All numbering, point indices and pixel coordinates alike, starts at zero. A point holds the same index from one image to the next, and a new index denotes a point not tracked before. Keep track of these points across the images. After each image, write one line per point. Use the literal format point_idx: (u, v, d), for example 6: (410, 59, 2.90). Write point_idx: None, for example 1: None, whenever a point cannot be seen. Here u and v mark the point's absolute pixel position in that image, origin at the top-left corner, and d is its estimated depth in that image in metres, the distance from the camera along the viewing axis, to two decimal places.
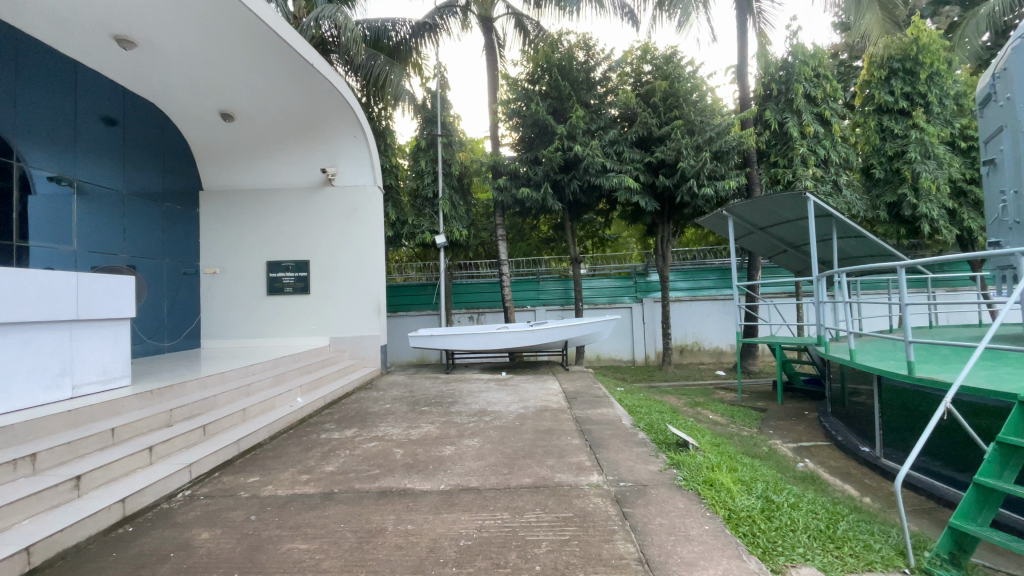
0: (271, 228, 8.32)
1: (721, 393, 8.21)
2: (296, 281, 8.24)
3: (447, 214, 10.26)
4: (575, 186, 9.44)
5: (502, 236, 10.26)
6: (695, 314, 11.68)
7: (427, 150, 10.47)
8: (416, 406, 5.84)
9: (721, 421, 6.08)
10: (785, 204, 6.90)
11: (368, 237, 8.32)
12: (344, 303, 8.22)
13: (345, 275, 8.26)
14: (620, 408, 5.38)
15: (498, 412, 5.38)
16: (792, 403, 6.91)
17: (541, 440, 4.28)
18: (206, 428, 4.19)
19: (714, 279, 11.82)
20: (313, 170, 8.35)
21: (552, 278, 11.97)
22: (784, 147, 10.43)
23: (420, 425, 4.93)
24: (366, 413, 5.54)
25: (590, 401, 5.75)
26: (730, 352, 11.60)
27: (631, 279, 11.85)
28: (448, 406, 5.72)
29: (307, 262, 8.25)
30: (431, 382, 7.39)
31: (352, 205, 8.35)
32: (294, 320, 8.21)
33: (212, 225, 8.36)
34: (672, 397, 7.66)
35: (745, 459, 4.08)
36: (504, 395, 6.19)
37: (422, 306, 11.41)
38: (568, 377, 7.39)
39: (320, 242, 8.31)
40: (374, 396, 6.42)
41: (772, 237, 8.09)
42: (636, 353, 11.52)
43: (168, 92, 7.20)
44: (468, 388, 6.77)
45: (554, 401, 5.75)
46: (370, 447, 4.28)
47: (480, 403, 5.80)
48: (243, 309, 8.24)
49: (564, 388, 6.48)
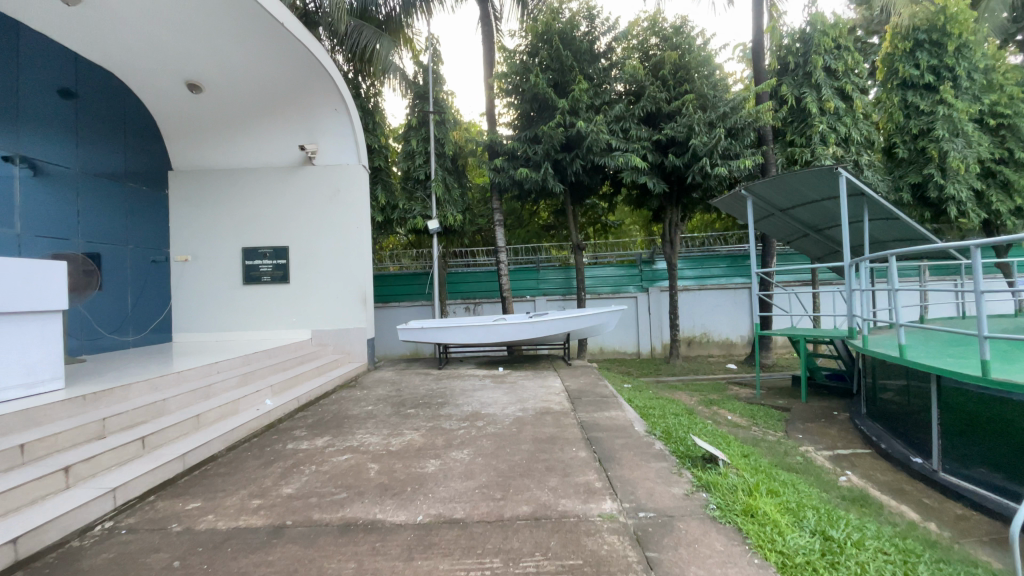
0: (246, 211, 7.61)
1: (737, 390, 7.60)
2: (274, 270, 7.54)
3: (441, 198, 9.60)
4: (577, 166, 8.68)
5: (499, 221, 9.55)
6: (704, 304, 11.03)
7: (419, 129, 9.67)
8: (401, 407, 5.22)
9: (742, 423, 5.45)
10: (813, 181, 6.22)
11: (352, 221, 7.60)
12: (326, 293, 7.54)
13: (327, 263, 7.56)
14: (630, 411, 4.74)
15: (492, 415, 4.74)
16: (817, 402, 6.29)
17: (541, 452, 3.65)
18: (146, 440, 3.56)
19: (725, 267, 11.14)
20: (291, 147, 7.61)
21: (552, 267, 11.29)
22: (801, 125, 9.64)
23: (403, 433, 4.29)
24: (344, 417, 4.92)
25: (597, 402, 5.12)
26: (740, 344, 11.00)
27: (637, 267, 11.14)
28: (437, 408, 5.09)
29: (286, 249, 7.54)
30: (421, 379, 6.74)
31: (334, 186, 7.61)
32: (273, 311, 7.53)
33: (182, 208, 7.66)
34: (683, 394, 7.04)
35: (785, 476, 3.45)
36: (501, 395, 5.56)
37: (415, 297, 10.73)
38: (570, 373, 6.75)
39: (300, 226, 7.58)
40: (356, 395, 5.80)
41: (792, 220, 7.42)
42: (641, 346, 10.88)
43: (126, 60, 6.44)
44: (461, 387, 6.13)
45: (556, 402, 5.12)
46: (340, 462, 3.64)
47: (474, 404, 5.17)
48: (218, 300, 7.57)
49: (567, 387, 5.83)
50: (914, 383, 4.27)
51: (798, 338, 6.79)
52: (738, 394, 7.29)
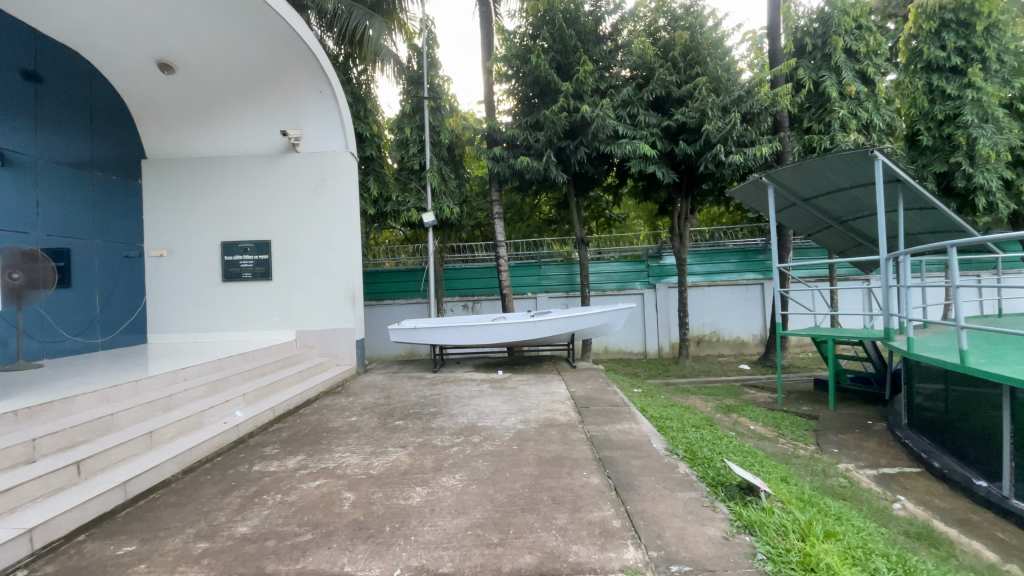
0: (226, 203, 7.04)
1: (755, 394, 7.06)
2: (256, 266, 6.97)
3: (436, 189, 8.98)
4: (582, 154, 8.09)
5: (499, 213, 8.98)
6: (714, 301, 10.48)
7: (413, 116, 9.11)
8: (389, 417, 4.69)
9: (767, 435, 4.90)
10: (843, 167, 5.68)
11: (340, 212, 7.00)
12: (311, 290, 6.97)
13: (313, 258, 6.98)
14: (646, 423, 4.20)
15: (491, 428, 4.21)
16: (847, 408, 5.75)
17: (546, 477, 3.11)
18: (83, 465, 3.03)
19: (736, 262, 10.61)
20: (273, 132, 7.03)
21: (554, 262, 10.74)
22: (820, 110, 9.06)
23: (388, 451, 3.76)
24: (324, 430, 4.38)
25: (607, 412, 4.58)
26: (752, 343, 10.47)
27: (643, 263, 10.60)
28: (429, 419, 4.55)
29: (269, 243, 6.97)
30: (414, 384, 6.20)
31: (320, 174, 7.00)
32: (254, 311, 6.97)
33: (158, 200, 7.11)
34: (698, 400, 6.50)
35: (837, 508, 2.91)
36: (500, 403, 5.02)
37: (410, 295, 10.18)
38: (576, 377, 6.21)
39: (284, 219, 6.99)
40: (341, 404, 5.26)
41: (815, 211, 6.88)
42: (649, 346, 10.35)
43: (90, 38, 5.89)
44: (457, 393, 5.59)
45: (561, 413, 4.58)
46: (310, 490, 3.10)
47: (470, 414, 4.63)
48: (196, 298, 7.02)
49: (573, 393, 5.29)
50: (973, 394, 3.72)
51: (823, 338, 6.27)
52: (757, 399, 6.75)
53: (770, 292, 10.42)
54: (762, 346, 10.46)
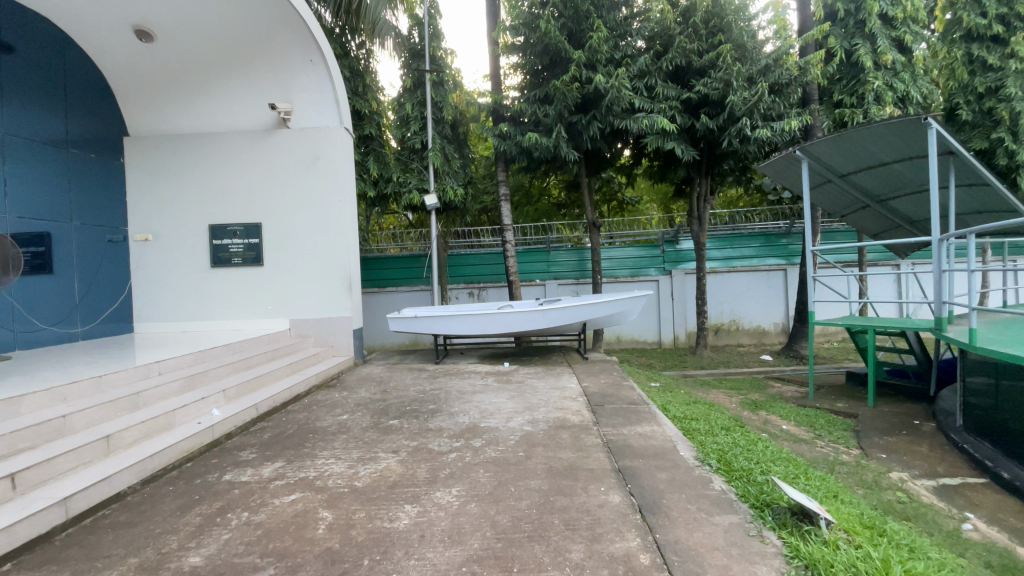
0: (214, 183, 6.56)
1: (782, 389, 6.55)
2: (246, 251, 6.48)
3: (439, 169, 8.45)
4: (594, 130, 7.49)
5: (505, 195, 8.43)
6: (733, 288, 9.93)
7: (414, 92, 8.55)
8: (384, 416, 4.25)
9: (804, 437, 4.41)
10: (889, 137, 5.09)
11: (334, 193, 6.45)
12: (305, 277, 6.46)
13: (306, 242, 6.45)
14: (669, 426, 3.73)
15: (494, 429, 3.76)
16: (888, 406, 5.23)
17: (557, 494, 2.65)
18: (19, 478, 2.63)
19: (757, 247, 9.99)
20: (263, 107, 6.51)
21: (565, 247, 10.21)
22: (852, 83, 8.37)
23: (377, 457, 3.31)
24: (310, 430, 3.96)
25: (625, 412, 4.10)
26: (773, 332, 9.92)
27: (659, 248, 10.01)
28: (427, 419, 4.10)
29: (258, 226, 6.47)
30: (413, 377, 5.76)
31: (313, 152, 6.45)
32: (244, 299, 6.52)
33: (143, 180, 6.67)
34: (720, 395, 5.99)
35: (906, 536, 2.42)
36: (506, 399, 4.57)
37: (413, 282, 9.71)
38: (589, 370, 5.74)
39: (275, 200, 6.47)
40: (333, 399, 4.84)
41: (851, 189, 6.28)
42: (664, 335, 9.84)
43: (59, 3, 5.40)
44: (459, 388, 5.14)
45: (574, 412, 4.11)
46: (282, 507, 2.67)
47: (471, 413, 4.18)
48: (184, 286, 6.61)
49: (586, 389, 4.83)
50: None
51: (860, 329, 5.72)
52: (785, 394, 6.25)
53: (793, 278, 9.84)
54: (784, 336, 9.91)
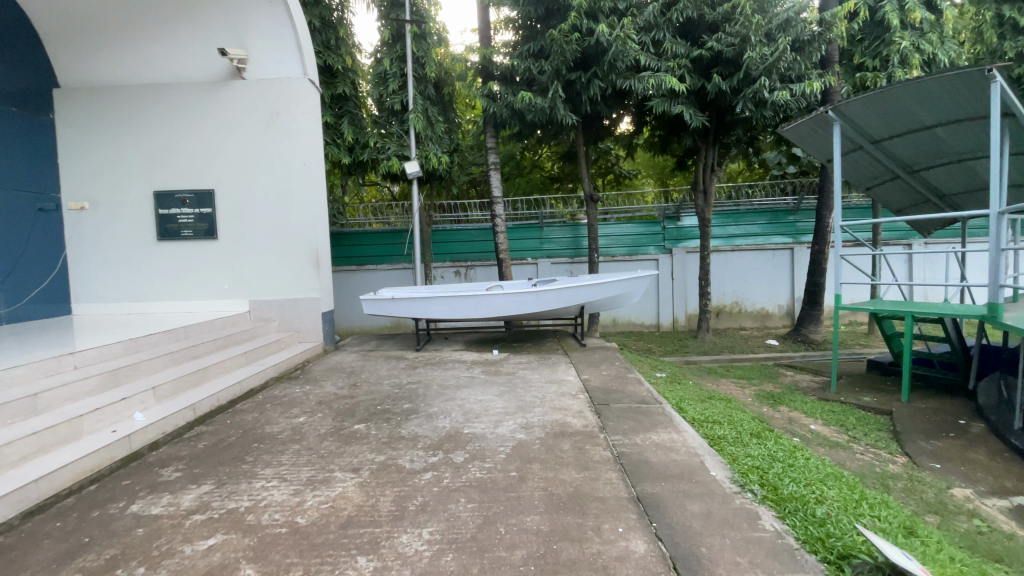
0: (158, 143, 5.70)
1: (797, 379, 5.98)
2: (197, 222, 5.66)
3: (421, 133, 7.61)
4: (595, 90, 6.71)
5: (495, 163, 7.62)
6: (737, 268, 9.32)
7: (394, 46, 7.63)
8: (349, 417, 3.57)
9: (839, 441, 3.81)
10: (940, 94, 4.43)
11: (298, 155, 5.62)
12: (266, 252, 5.67)
13: (266, 212, 5.65)
14: (691, 434, 3.09)
15: (480, 438, 3.09)
16: (923, 401, 4.66)
17: (562, 541, 2.00)
18: None
19: (763, 224, 9.37)
20: (213, 53, 5.62)
21: (558, 223, 9.49)
22: (875, 44, 7.65)
23: (332, 478, 2.63)
24: (256, 437, 3.27)
25: (635, 414, 3.46)
26: (777, 315, 9.36)
27: (659, 224, 9.32)
28: (399, 422, 3.42)
29: (211, 193, 5.64)
30: (389, 367, 5.06)
31: (272, 107, 5.61)
32: (196, 277, 5.71)
33: (76, 140, 5.77)
34: (733, 387, 5.39)
35: None
36: (494, 397, 3.90)
37: (395, 260, 8.94)
38: (587, 359, 5.09)
39: (229, 162, 5.64)
40: (292, 396, 4.13)
41: (883, 158, 5.62)
42: (662, 318, 9.23)
43: None
44: (440, 381, 4.46)
45: (575, 415, 3.46)
46: (193, 559, 1.99)
47: (453, 415, 3.51)
48: (127, 262, 5.77)
49: (587, 384, 4.17)
50: None
51: (890, 314, 5.13)
52: (802, 385, 5.68)
53: (800, 258, 9.25)
54: (789, 319, 9.35)
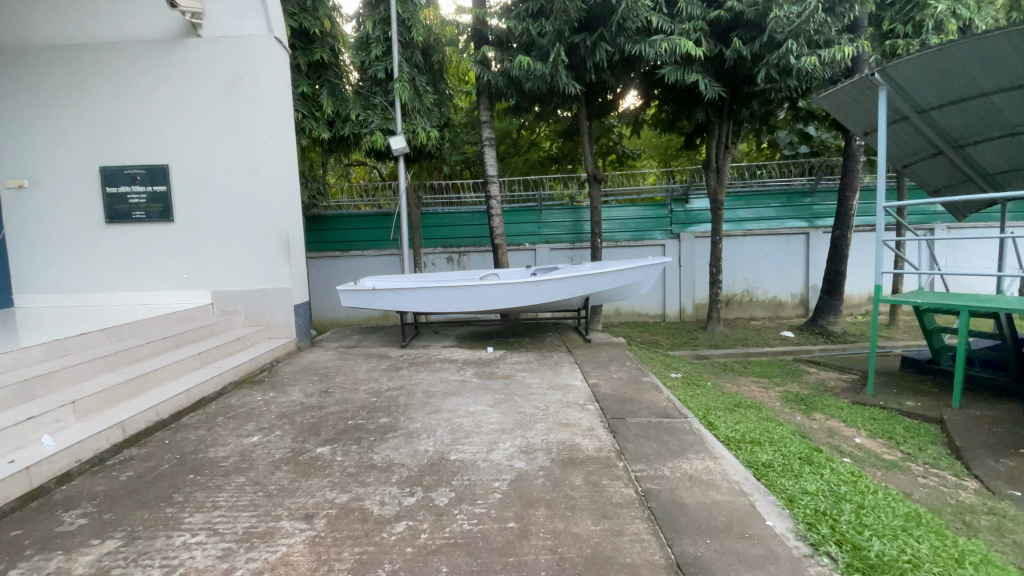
0: (103, 111, 4.95)
1: (823, 379, 5.42)
2: (150, 202, 4.97)
3: (407, 104, 6.88)
4: (601, 55, 6.01)
5: (490, 139, 6.92)
6: (749, 254, 8.72)
7: (377, 7, 6.85)
8: (312, 436, 2.96)
9: (894, 462, 3.24)
10: (1008, 51, 3.83)
11: (264, 124, 4.93)
12: (229, 236, 5.01)
13: (229, 190, 4.97)
14: (730, 462, 2.51)
15: (470, 467, 2.49)
16: (977, 408, 4.09)
17: None
18: None
19: (777, 207, 8.75)
20: (163, 6, 4.86)
21: (558, 206, 8.83)
22: (907, 9, 6.93)
23: (275, 531, 2.03)
24: (195, 466, 2.66)
25: (657, 432, 2.87)
26: (790, 305, 8.80)
27: (666, 207, 8.68)
28: (372, 444, 2.82)
29: (165, 169, 4.95)
30: (368, 368, 4.44)
31: (233, 70, 4.90)
32: (151, 265, 5.03)
33: (9, 108, 5.01)
34: (756, 389, 4.82)
35: None
36: (488, 409, 3.29)
37: (382, 245, 8.27)
38: (594, 359, 4.49)
39: (186, 134, 4.94)
40: (250, 406, 3.52)
41: (928, 132, 5.00)
42: (669, 307, 8.65)
43: None
44: (426, 386, 3.86)
45: (585, 433, 2.87)
46: None
47: (438, 433, 2.91)
48: (70, 247, 5.05)
49: (596, 392, 3.57)
50: None
51: (937, 307, 4.54)
52: (831, 386, 5.11)
53: (815, 244, 8.65)
54: (802, 309, 8.79)
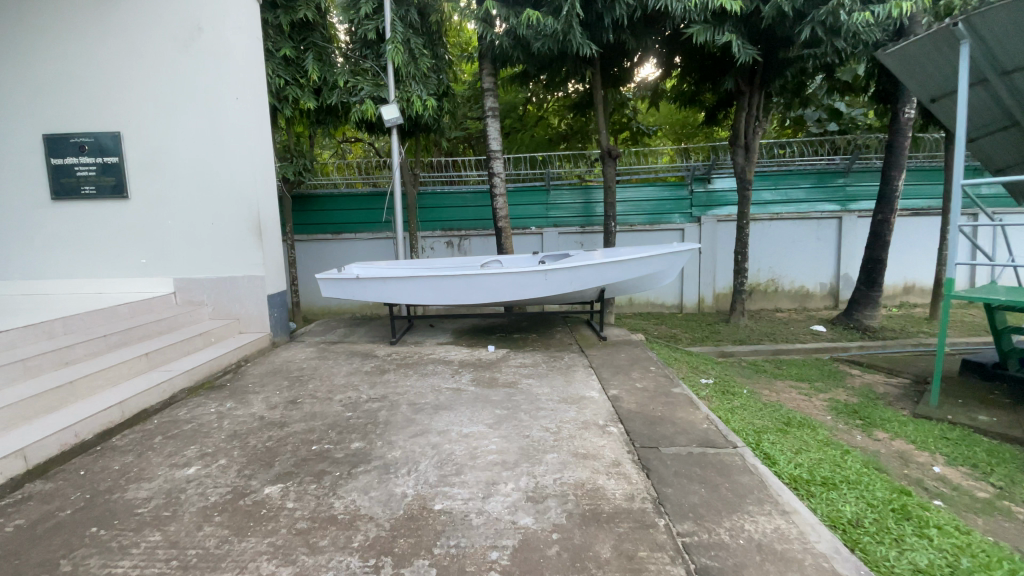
0: (42, 67, 4.23)
1: (871, 384, 4.75)
2: (102, 176, 4.31)
3: (400, 69, 6.13)
4: (621, 10, 5.24)
5: (493, 109, 6.17)
6: (775, 240, 8.01)
7: None
8: (263, 468, 2.34)
9: (993, 503, 2.59)
10: None
11: (229, 84, 4.25)
12: (193, 214, 4.36)
13: (192, 162, 4.32)
14: (808, 521, 1.88)
15: (458, 525, 1.86)
16: None
17: None
18: None
19: (808, 188, 8.00)
20: None
21: (568, 186, 8.11)
22: None
23: None
24: (104, 514, 2.06)
25: (703, 471, 2.23)
26: (819, 295, 8.10)
27: (686, 187, 7.94)
28: (336, 482, 2.20)
29: (118, 137, 4.27)
30: (349, 369, 3.82)
31: (193, 21, 4.19)
32: (105, 248, 4.39)
33: None
34: (798, 397, 4.17)
35: None
36: (487, 430, 2.66)
37: (377, 227, 7.61)
38: (613, 362, 3.85)
39: (141, 96, 4.26)
40: (199, 422, 2.90)
41: (1007, 99, 4.20)
42: (687, 297, 7.99)
43: None
44: (413, 395, 3.23)
45: (609, 470, 2.23)
46: None
47: (422, 468, 2.28)
48: (11, 227, 4.39)
49: (618, 408, 2.93)
50: None
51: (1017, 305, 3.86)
52: (881, 393, 4.45)
53: (848, 229, 7.93)
54: (832, 300, 8.10)
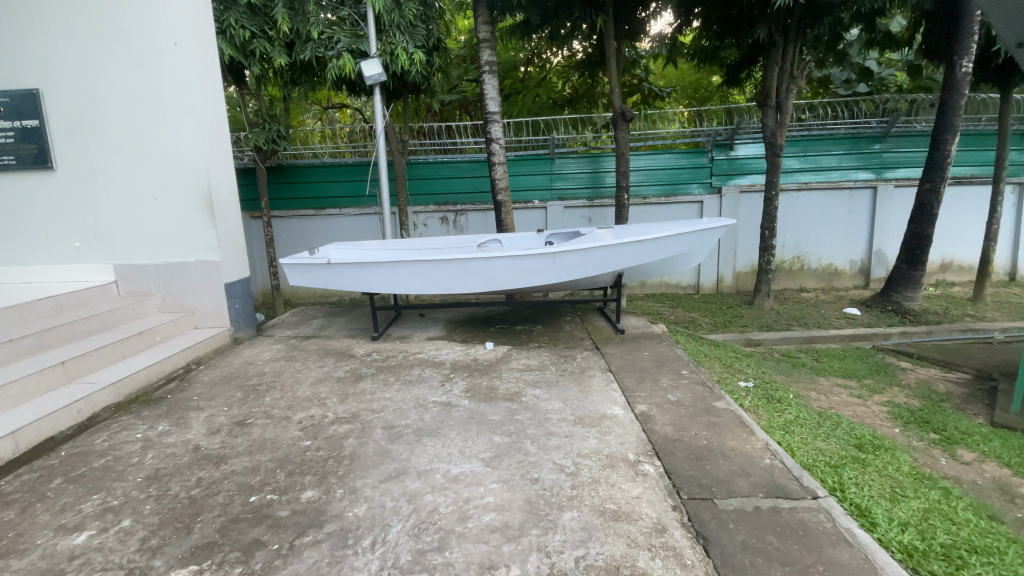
0: None
1: (928, 381, 4.11)
2: (21, 144, 3.58)
3: (382, 16, 5.30)
4: None
5: (490, 63, 5.36)
6: (803, 213, 7.28)
7: None
8: (177, 536, 1.72)
9: None
10: None
11: (164, 28, 3.49)
12: (132, 188, 3.66)
13: (127, 125, 3.59)
14: None
15: None
16: None
17: None
18: None
19: (840, 154, 7.21)
20: None
21: (575, 154, 7.33)
22: None
23: None
24: None
25: (784, 543, 1.60)
26: (848, 273, 7.43)
27: (705, 154, 7.15)
28: (270, 563, 1.58)
29: (37, 96, 3.53)
30: (319, 375, 3.17)
31: None
32: (32, 231, 3.70)
33: None
34: (853, 401, 3.53)
35: None
36: (483, 471, 2.02)
37: (363, 201, 6.89)
38: (636, 363, 3.20)
39: (62, 44, 3.49)
40: (118, 455, 2.28)
41: None
42: (704, 277, 7.32)
43: None
44: (391, 414, 2.58)
45: (652, 543, 1.60)
46: None
47: (392, 537, 1.66)
48: None
49: (651, 435, 2.28)
50: None
51: None
52: (945, 394, 3.81)
53: (883, 200, 7.19)
54: (862, 279, 7.43)
